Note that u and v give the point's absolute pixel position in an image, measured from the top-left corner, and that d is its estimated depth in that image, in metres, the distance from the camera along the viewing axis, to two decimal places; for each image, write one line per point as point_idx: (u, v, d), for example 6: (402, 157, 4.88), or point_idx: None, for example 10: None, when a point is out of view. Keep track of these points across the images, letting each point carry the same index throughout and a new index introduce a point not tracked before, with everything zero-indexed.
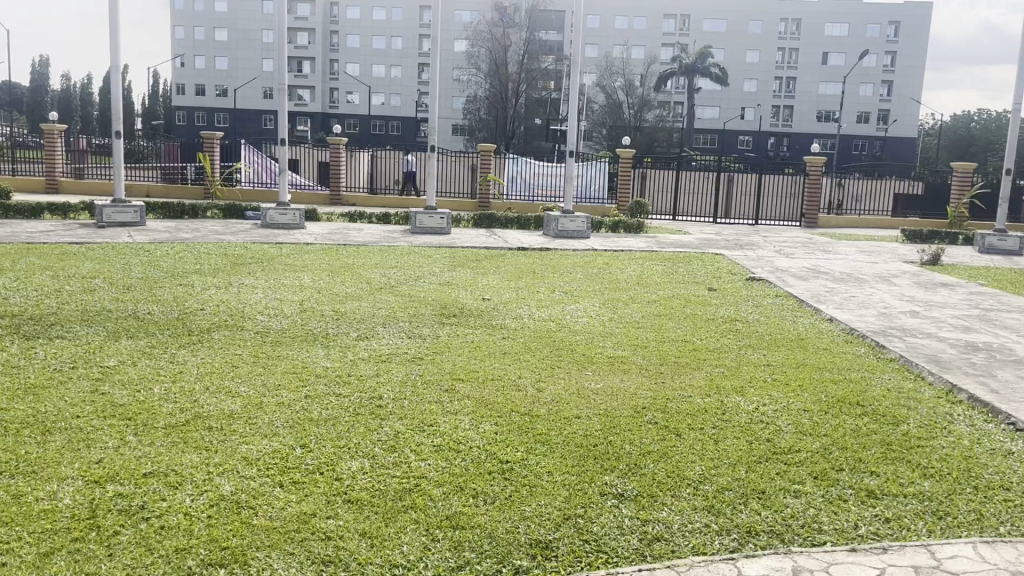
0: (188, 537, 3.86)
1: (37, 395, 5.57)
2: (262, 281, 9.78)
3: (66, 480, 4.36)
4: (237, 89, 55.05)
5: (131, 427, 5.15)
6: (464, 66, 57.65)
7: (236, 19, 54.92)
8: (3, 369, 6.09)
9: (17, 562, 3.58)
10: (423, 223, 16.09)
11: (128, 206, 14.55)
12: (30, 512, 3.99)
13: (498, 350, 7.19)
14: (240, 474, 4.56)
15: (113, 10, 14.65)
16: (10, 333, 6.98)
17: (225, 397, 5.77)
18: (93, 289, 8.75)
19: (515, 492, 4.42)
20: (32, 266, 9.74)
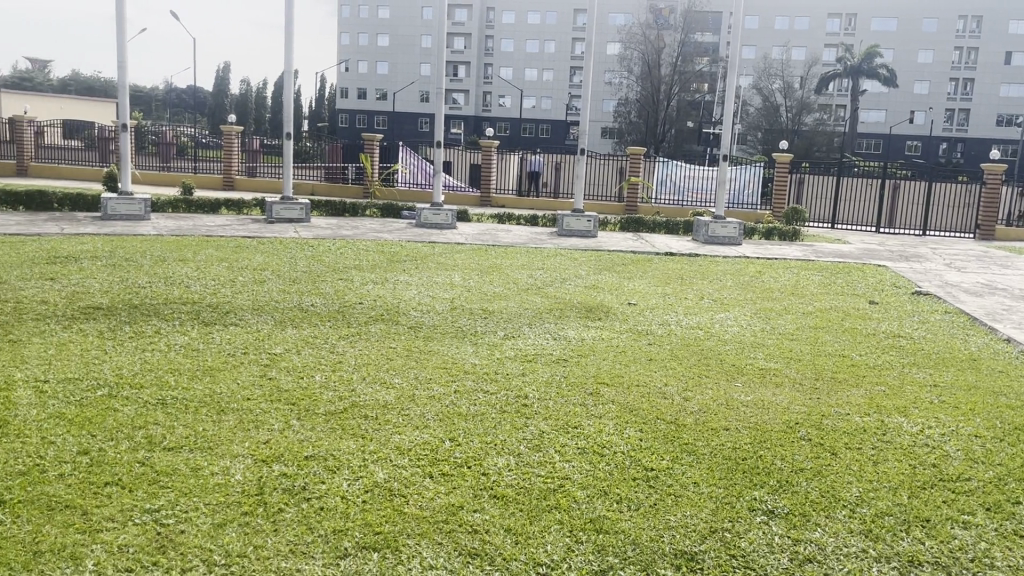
0: (346, 520, 4.07)
1: (214, 376, 6.05)
2: (416, 278, 10.11)
3: (238, 457, 4.70)
4: (396, 93, 57.30)
5: (295, 412, 5.47)
6: (616, 68, 57.22)
7: (397, 25, 57.15)
8: (185, 351, 6.62)
9: (194, 530, 3.88)
10: (570, 226, 16.17)
11: (295, 203, 15.43)
12: (207, 485, 4.33)
13: (645, 356, 7.12)
14: (393, 462, 4.75)
15: (289, 18, 15.58)
16: (190, 319, 7.58)
17: (380, 387, 6.04)
18: (263, 281, 9.36)
19: (661, 500, 4.37)
20: (211, 257, 10.53)
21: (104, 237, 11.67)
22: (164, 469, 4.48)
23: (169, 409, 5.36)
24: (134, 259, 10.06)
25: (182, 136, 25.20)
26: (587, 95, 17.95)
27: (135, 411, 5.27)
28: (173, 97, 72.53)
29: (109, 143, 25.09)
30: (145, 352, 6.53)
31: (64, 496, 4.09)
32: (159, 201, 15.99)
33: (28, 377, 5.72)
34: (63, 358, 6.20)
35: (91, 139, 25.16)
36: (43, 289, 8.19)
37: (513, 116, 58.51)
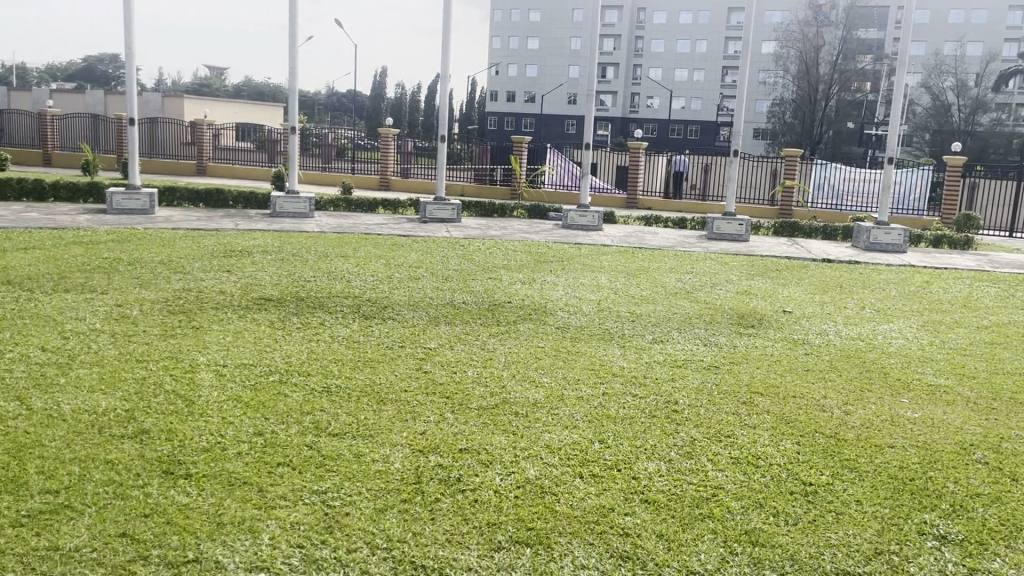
0: (499, 513, 4.16)
1: (375, 367, 6.34)
2: (563, 279, 10.19)
3: (397, 446, 4.90)
4: (545, 95, 57.79)
5: (449, 405, 5.64)
6: (772, 68, 55.02)
7: (547, 27, 57.70)
8: (348, 343, 6.98)
9: (359, 513, 4.08)
10: (720, 229, 15.78)
11: (447, 203, 15.87)
12: (369, 471, 4.54)
13: (801, 366, 6.87)
14: (544, 460, 4.81)
15: (447, 22, 16.01)
16: (351, 312, 7.97)
17: (530, 385, 6.14)
18: (417, 278, 9.70)
19: (821, 517, 4.20)
20: (369, 254, 11.02)
21: (274, 233, 12.45)
22: (329, 453, 4.74)
23: (334, 397, 5.66)
24: (301, 254, 10.67)
25: (341, 138, 26.49)
26: (742, 95, 17.46)
27: (303, 397, 5.61)
28: (334, 100, 76.30)
29: (278, 144, 26.76)
30: (312, 342, 6.92)
31: (242, 473, 4.40)
32: (322, 199, 16.87)
33: (210, 361, 6.20)
34: (240, 345, 6.67)
35: (262, 141, 26.90)
36: (221, 280, 8.83)
37: (662, 117, 57.51)
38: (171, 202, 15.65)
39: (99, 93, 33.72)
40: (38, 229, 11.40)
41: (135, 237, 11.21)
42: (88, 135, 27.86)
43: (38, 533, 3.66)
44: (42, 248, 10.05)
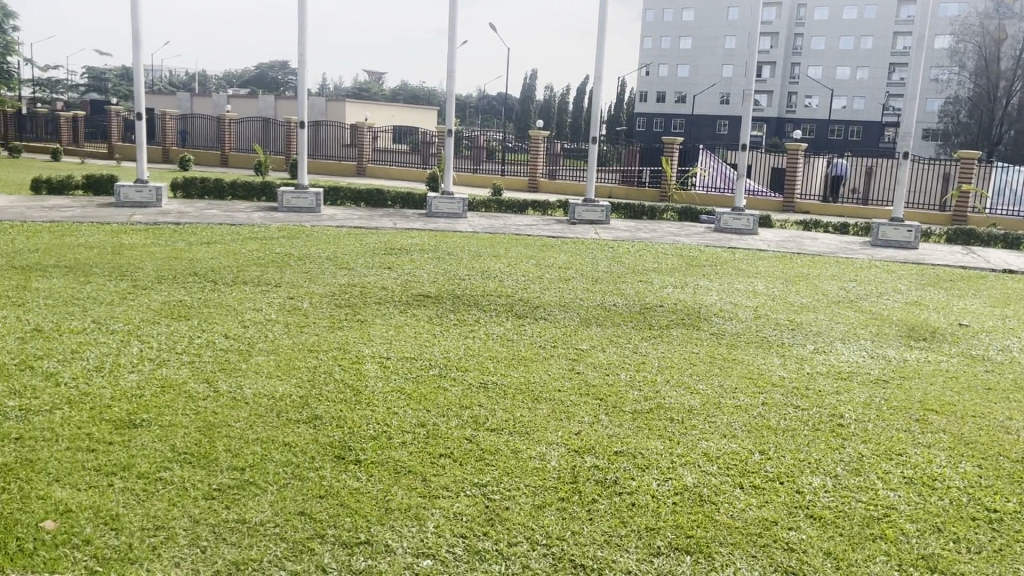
0: (657, 519, 4.13)
1: (529, 366, 6.43)
2: (717, 284, 9.95)
3: (553, 445, 4.95)
4: (696, 96, 56.61)
5: (603, 407, 5.65)
6: (946, 64, 51.51)
7: (701, 26, 56.51)
8: (502, 340, 7.12)
9: (519, 508, 4.15)
10: (886, 235, 14.93)
11: (596, 205, 15.81)
12: (526, 467, 4.62)
13: (981, 384, 6.39)
14: (702, 468, 4.73)
15: (601, 24, 15.95)
16: (505, 311, 8.11)
17: (685, 392, 6.04)
18: (569, 279, 9.76)
19: (1007, 547, 3.91)
20: (521, 255, 11.18)
21: (429, 232, 12.85)
22: (488, 448, 4.85)
23: (490, 393, 5.79)
24: (455, 253, 10.97)
25: (491, 140, 27.01)
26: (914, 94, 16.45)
27: (461, 392, 5.77)
28: (484, 103, 77.83)
29: (431, 146, 27.67)
30: (468, 339, 7.10)
31: (407, 462, 4.59)
32: (474, 200, 17.25)
33: (374, 354, 6.49)
34: (402, 339, 6.93)
35: (416, 143, 27.89)
36: (381, 276, 9.22)
37: (821, 117, 55.05)
38: (335, 201, 16.47)
39: (269, 98, 35.94)
40: (219, 225, 12.29)
41: (303, 234, 11.88)
42: (259, 138, 29.76)
43: (227, 507, 3.95)
44: (223, 242, 10.83)
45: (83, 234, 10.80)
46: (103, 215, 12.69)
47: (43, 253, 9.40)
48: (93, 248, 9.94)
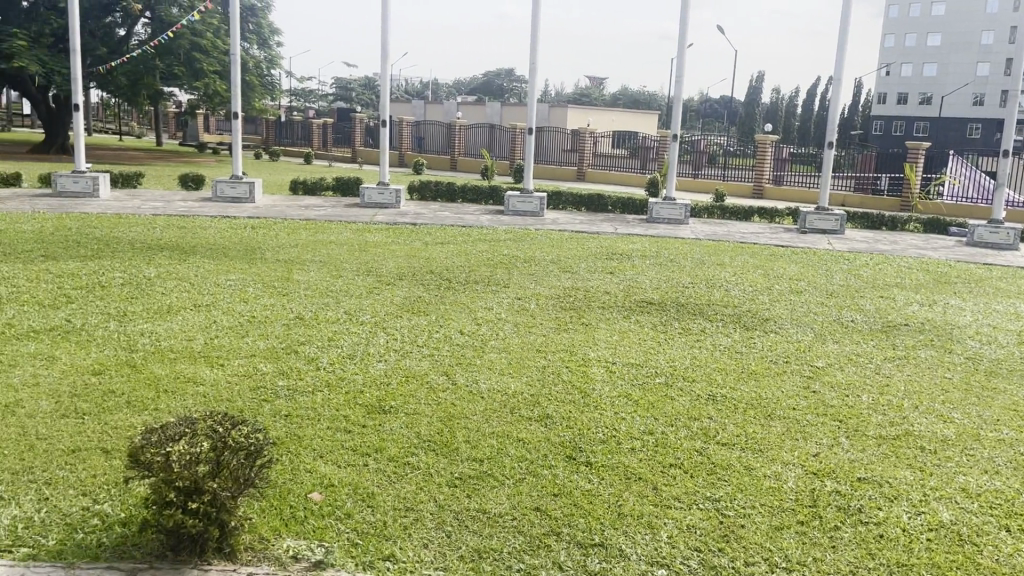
0: (909, 554, 3.83)
1: (759, 381, 6.20)
2: (971, 303, 9.08)
3: (789, 465, 4.74)
4: (944, 97, 51.87)
5: (843, 429, 5.34)
6: None
7: (952, 21, 52.07)
8: (729, 352, 6.93)
9: (754, 527, 4.02)
10: None
11: (830, 214, 14.94)
12: (761, 486, 4.46)
13: None
14: (959, 504, 4.34)
15: (843, 22, 15.05)
16: (732, 322, 7.89)
17: (937, 420, 5.56)
18: (800, 291, 9.32)
19: None
20: (748, 264, 10.84)
21: (652, 238, 12.76)
22: (720, 462, 4.73)
23: (719, 406, 5.65)
24: (679, 260, 10.83)
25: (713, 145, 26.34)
26: None
27: (690, 402, 5.69)
28: (707, 106, 76.04)
29: (650, 151, 27.43)
30: (694, 348, 6.99)
31: (637, 469, 4.58)
32: (697, 206, 16.89)
33: (601, 357, 6.55)
34: (628, 345, 6.94)
35: (635, 148, 27.80)
36: (605, 281, 9.30)
37: None
38: (558, 205, 16.79)
39: (496, 105, 37.33)
40: (451, 227, 12.94)
41: (529, 237, 12.23)
42: (485, 143, 31.02)
43: (469, 495, 4.15)
44: (455, 243, 11.39)
45: (334, 232, 11.79)
46: (350, 215, 13.78)
47: (301, 248, 10.36)
48: (342, 245, 10.82)
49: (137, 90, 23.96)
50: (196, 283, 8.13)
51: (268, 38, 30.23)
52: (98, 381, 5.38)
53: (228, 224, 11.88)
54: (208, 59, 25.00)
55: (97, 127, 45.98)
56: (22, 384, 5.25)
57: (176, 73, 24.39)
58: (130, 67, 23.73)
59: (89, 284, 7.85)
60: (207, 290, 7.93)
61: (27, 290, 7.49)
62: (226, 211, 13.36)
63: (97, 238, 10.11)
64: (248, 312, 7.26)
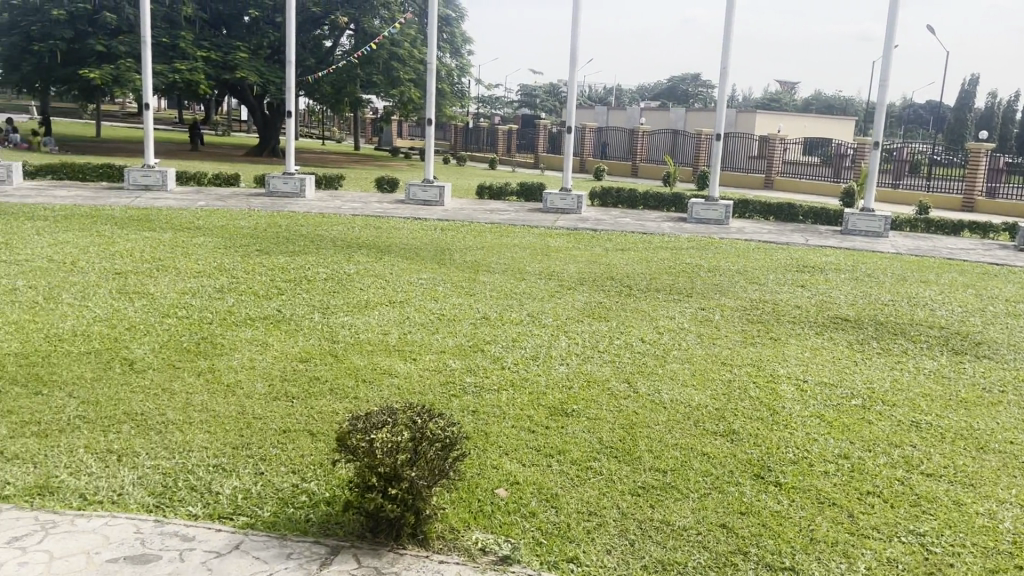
0: None
1: (970, 410, 5.69)
2: None
3: (1005, 504, 4.33)
4: None
5: None
6: None
7: None
8: (935, 377, 6.42)
9: (966, 568, 3.70)
10: None
11: None
12: (973, 524, 4.10)
13: None
14: None
15: None
16: (939, 344, 7.31)
17: None
18: (1019, 315, 8.49)
19: None
20: (956, 282, 10.01)
21: (847, 251, 12.07)
22: (925, 495, 4.40)
23: (924, 434, 5.25)
24: (877, 275, 10.19)
25: (916, 153, 24.48)
26: None
27: (891, 428, 5.32)
28: (911, 111, 70.92)
29: (845, 159, 25.92)
30: (895, 370, 6.54)
31: (832, 494, 4.35)
32: (898, 218, 15.79)
33: (791, 374, 6.27)
34: (820, 363, 6.61)
35: (829, 156, 26.34)
36: (796, 294, 8.90)
37: None
38: (744, 214, 16.25)
39: (681, 110, 36.71)
40: (632, 233, 12.85)
41: (714, 246, 11.92)
42: (668, 149, 30.58)
43: (653, 506, 4.10)
44: (637, 250, 11.30)
45: (518, 236, 12.06)
46: (532, 219, 14.01)
47: (487, 251, 10.67)
48: (526, 248, 11.04)
49: (340, 98, 25.61)
50: (391, 281, 8.57)
51: (460, 47, 31.38)
52: (304, 368, 5.81)
53: (419, 225, 12.44)
54: (405, 68, 26.28)
55: (303, 131, 49.62)
56: (240, 366, 5.76)
57: (375, 82, 25.83)
58: (334, 77, 25.41)
59: (296, 277, 8.48)
60: (400, 287, 8.34)
61: (243, 281, 8.20)
62: (417, 213, 13.99)
63: (304, 236, 10.91)
64: (438, 310, 7.57)
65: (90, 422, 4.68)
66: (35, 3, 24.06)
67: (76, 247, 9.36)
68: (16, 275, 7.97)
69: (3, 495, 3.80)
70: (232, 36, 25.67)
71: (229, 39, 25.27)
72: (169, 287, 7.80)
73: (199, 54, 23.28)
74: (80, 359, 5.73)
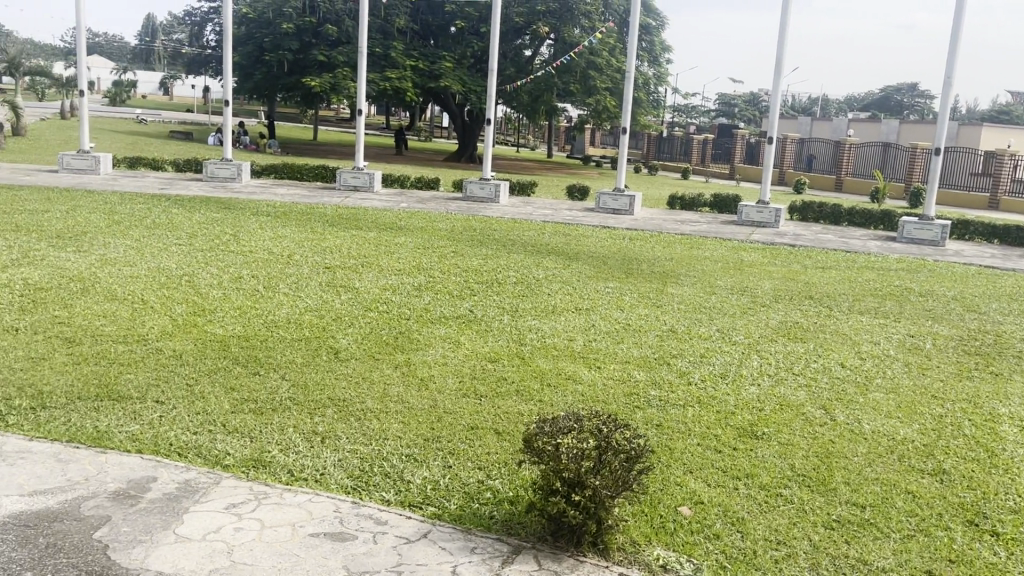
0: None
1: None
2: None
3: None
4: None
5: None
6: None
7: None
8: None
9: None
10: None
11: None
12: None
13: None
14: None
15: None
16: None
17: None
18: None
19: None
20: None
21: None
22: None
23: None
24: None
25: None
26: None
27: None
28: None
29: None
30: None
31: None
32: None
33: (1013, 415, 5.67)
34: None
35: None
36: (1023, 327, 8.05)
37: None
38: (963, 236, 14.91)
39: (894, 122, 34.31)
40: (834, 251, 12.14)
41: (926, 269, 11.04)
42: (878, 163, 28.69)
43: (847, 541, 3.85)
44: (838, 269, 10.67)
45: (709, 248, 11.76)
46: (725, 232, 13.60)
47: (677, 262, 10.49)
48: (717, 261, 10.74)
49: (537, 106, 26.12)
50: (578, 288, 8.63)
51: (659, 56, 31.10)
52: (493, 368, 5.96)
53: (608, 234, 12.44)
54: (602, 77, 26.38)
55: (500, 139, 51.11)
56: (433, 362, 6.01)
57: (572, 90, 26.13)
58: (533, 85, 25.98)
59: (488, 279, 8.73)
60: (588, 295, 8.38)
61: (439, 280, 8.56)
62: (607, 222, 13.99)
63: (496, 239, 11.23)
64: (624, 319, 7.53)
65: (299, 404, 5.06)
66: (269, 17, 26.42)
67: (294, 241, 10.17)
68: (241, 264, 8.77)
69: (224, 464, 4.18)
70: (439, 46, 26.92)
71: (437, 49, 26.50)
72: (371, 283, 8.29)
73: (408, 64, 24.60)
74: (292, 345, 6.21)
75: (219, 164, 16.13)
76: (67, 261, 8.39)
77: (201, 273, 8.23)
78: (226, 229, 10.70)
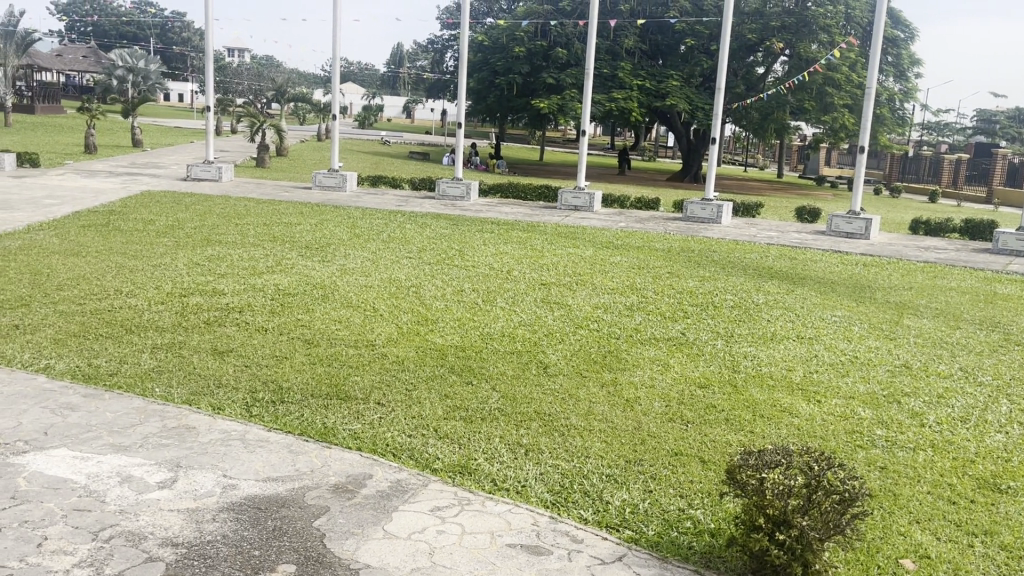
0: None
1: None
2: None
3: None
4: None
5: None
6: None
7: None
8: None
9: None
10: None
11: None
12: None
13: None
14: None
15: None
16: None
17: None
18: None
19: None
20: None
21: None
22: None
23: None
24: None
25: None
26: None
27: None
28: None
29: None
30: None
31: None
32: None
33: None
34: None
35: None
36: None
37: None
38: None
39: None
40: None
41: None
42: None
43: None
44: None
45: (957, 278, 10.71)
46: (976, 261, 12.31)
47: (917, 291, 9.66)
48: (964, 293, 9.74)
49: (766, 124, 25.13)
50: (802, 315, 8.18)
51: (906, 70, 28.89)
52: (702, 395, 5.78)
53: (839, 259, 11.69)
54: (840, 93, 24.95)
55: (727, 159, 49.79)
56: (642, 383, 5.95)
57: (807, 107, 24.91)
58: (762, 104, 24.87)
59: (705, 302, 8.52)
60: (812, 323, 7.92)
61: (652, 301, 8.47)
62: (839, 246, 13.15)
63: (715, 262, 10.91)
64: (851, 352, 7.01)
65: (507, 415, 5.20)
66: (503, 42, 27.60)
67: (514, 258, 10.49)
68: (464, 278, 9.20)
69: (433, 467, 4.39)
70: (667, 65, 26.73)
71: (664, 68, 26.35)
72: (584, 301, 8.36)
73: (635, 83, 24.66)
74: (505, 357, 6.42)
75: (451, 184, 17.04)
76: (312, 270, 9.22)
77: (427, 286, 8.73)
78: (453, 245, 11.26)
